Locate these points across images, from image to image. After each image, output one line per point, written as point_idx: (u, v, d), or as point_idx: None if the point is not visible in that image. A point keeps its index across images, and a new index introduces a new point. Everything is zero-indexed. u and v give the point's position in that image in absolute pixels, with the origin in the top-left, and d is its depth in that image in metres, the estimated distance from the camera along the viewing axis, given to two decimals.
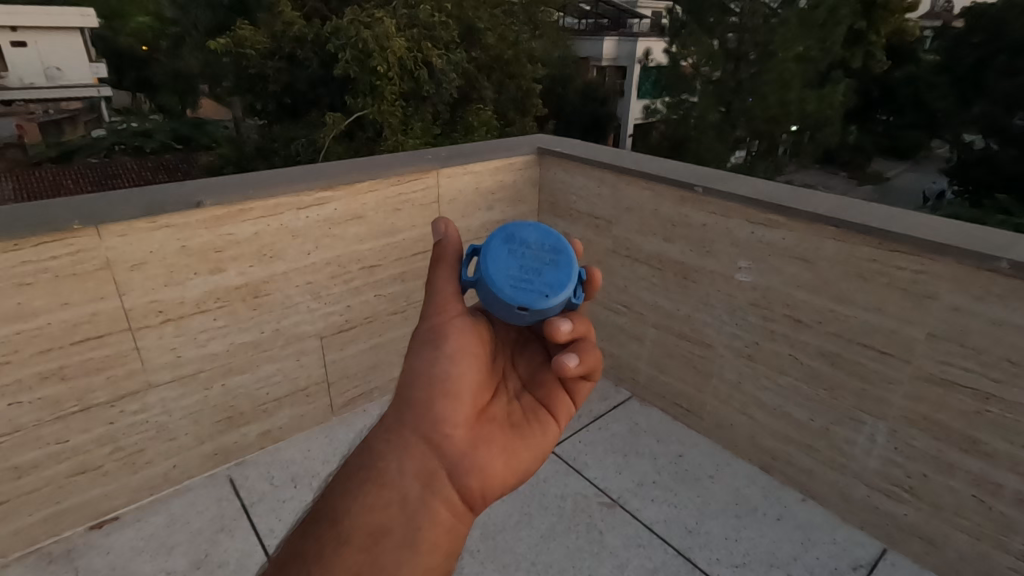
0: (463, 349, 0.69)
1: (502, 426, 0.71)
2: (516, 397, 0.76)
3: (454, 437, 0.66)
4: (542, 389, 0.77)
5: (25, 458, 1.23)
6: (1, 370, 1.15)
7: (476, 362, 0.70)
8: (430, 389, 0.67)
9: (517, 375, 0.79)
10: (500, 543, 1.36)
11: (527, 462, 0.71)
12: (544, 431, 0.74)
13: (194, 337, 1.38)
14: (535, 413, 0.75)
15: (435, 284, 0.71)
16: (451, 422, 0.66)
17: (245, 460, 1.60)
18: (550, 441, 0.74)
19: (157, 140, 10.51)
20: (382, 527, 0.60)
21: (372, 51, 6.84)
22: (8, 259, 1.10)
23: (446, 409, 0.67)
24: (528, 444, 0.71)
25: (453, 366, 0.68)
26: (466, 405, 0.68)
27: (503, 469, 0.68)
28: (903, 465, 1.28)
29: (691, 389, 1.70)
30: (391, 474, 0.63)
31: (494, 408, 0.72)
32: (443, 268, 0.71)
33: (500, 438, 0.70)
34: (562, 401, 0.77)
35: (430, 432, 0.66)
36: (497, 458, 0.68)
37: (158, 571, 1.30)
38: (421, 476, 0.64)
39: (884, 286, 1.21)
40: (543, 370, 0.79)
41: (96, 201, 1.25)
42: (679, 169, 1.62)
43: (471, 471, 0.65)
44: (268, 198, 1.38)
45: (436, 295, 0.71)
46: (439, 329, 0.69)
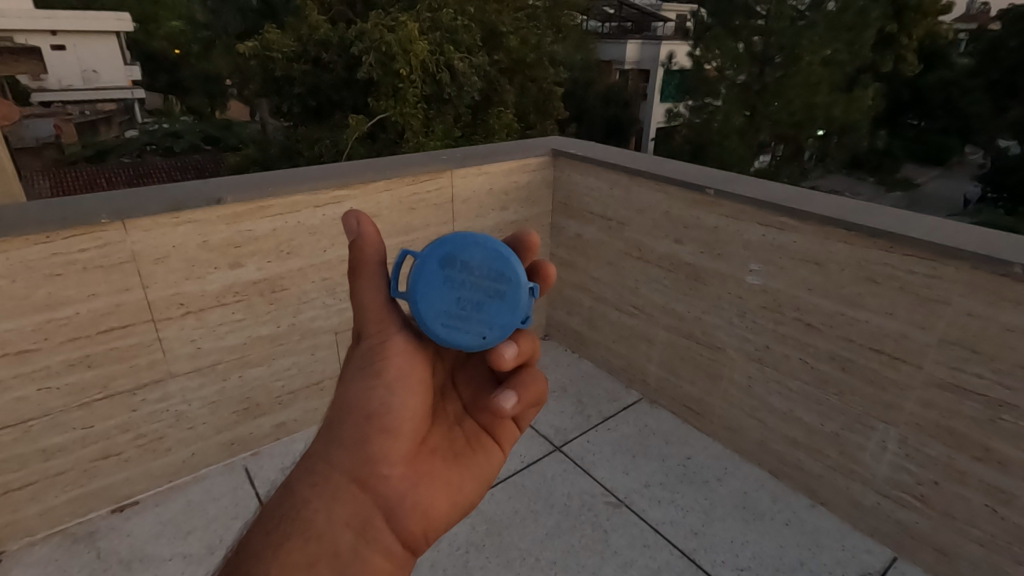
0: (402, 383, 0.70)
1: (442, 457, 0.75)
2: (456, 423, 0.81)
3: (393, 476, 0.69)
4: (484, 415, 0.82)
5: (52, 442, 1.29)
6: (32, 356, 1.21)
7: (417, 397, 0.71)
8: (370, 428, 0.68)
9: (459, 398, 0.82)
10: (506, 539, 1.38)
11: (468, 491, 0.76)
12: (485, 458, 0.80)
13: (213, 329, 1.43)
14: (476, 440, 0.80)
15: (370, 303, 0.69)
16: (389, 460, 0.68)
17: (260, 452, 1.64)
18: (491, 468, 0.80)
19: (187, 140, 10.96)
20: None
21: (395, 54, 6.97)
22: (41, 250, 1.16)
23: (383, 445, 0.68)
24: (469, 474, 0.77)
25: (394, 403, 0.69)
26: (404, 441, 0.70)
27: (445, 504, 0.73)
28: (914, 472, 1.26)
29: (700, 392, 1.70)
30: (321, 523, 0.63)
31: (433, 439, 0.76)
32: (376, 280, 0.69)
33: (440, 471, 0.74)
34: (505, 427, 0.83)
35: (367, 472, 0.67)
36: (436, 493, 0.72)
37: (175, 554, 1.35)
38: (357, 521, 0.65)
39: (895, 290, 1.20)
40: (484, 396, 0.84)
41: (124, 196, 1.30)
42: (689, 171, 1.63)
43: (410, 510, 0.69)
44: (287, 195, 1.42)
45: (371, 313, 0.70)
46: (378, 359, 0.70)
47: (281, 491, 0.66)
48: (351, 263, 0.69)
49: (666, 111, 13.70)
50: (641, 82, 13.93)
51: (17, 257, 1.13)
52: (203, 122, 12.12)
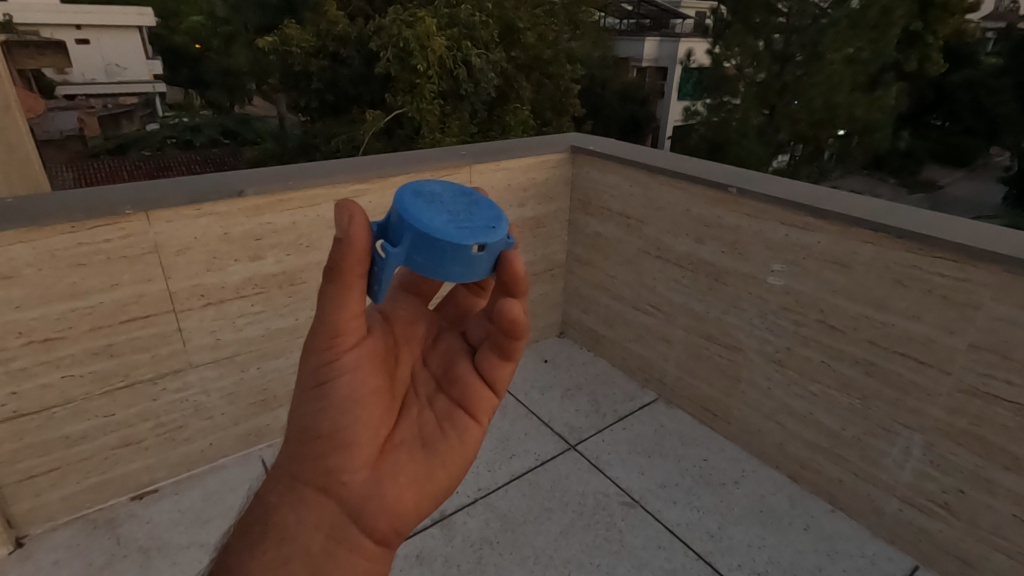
0: (353, 391, 0.60)
1: (411, 449, 0.66)
2: (427, 403, 0.70)
3: (356, 483, 0.60)
4: (457, 388, 0.71)
5: (75, 429, 1.31)
6: (57, 344, 1.23)
7: (371, 402, 0.61)
8: (319, 441, 0.59)
9: (429, 374, 0.72)
10: (521, 536, 1.38)
11: (443, 478, 0.67)
12: (462, 437, 0.69)
13: (233, 320, 1.44)
14: (450, 419, 0.70)
15: (325, 315, 0.57)
16: (346, 469, 0.60)
17: (276, 443, 1.65)
18: (471, 446, 0.70)
19: (207, 135, 11.18)
20: None
21: (413, 50, 7.00)
22: (67, 240, 1.17)
23: (336, 457, 0.59)
24: (442, 460, 0.67)
25: (342, 415, 0.60)
26: (361, 446, 0.61)
27: (417, 501, 0.64)
28: (938, 479, 1.23)
29: (717, 394, 1.68)
30: (287, 529, 0.58)
31: (402, 430, 0.66)
32: (347, 292, 0.55)
33: (408, 467, 0.64)
34: (482, 396, 0.70)
35: (326, 481, 0.59)
36: (406, 489, 0.63)
37: (193, 542, 1.36)
38: (326, 526, 0.59)
39: (924, 293, 1.17)
40: (456, 365, 0.72)
41: (148, 187, 1.32)
42: (711, 169, 1.60)
43: (378, 512, 0.61)
44: (308, 189, 1.43)
45: (322, 325, 0.57)
46: (325, 373, 0.59)
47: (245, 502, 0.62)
48: (325, 267, 0.53)
49: (684, 108, 13.56)
50: (659, 80, 13.80)
51: (42, 247, 1.15)
52: (222, 116, 12.25)
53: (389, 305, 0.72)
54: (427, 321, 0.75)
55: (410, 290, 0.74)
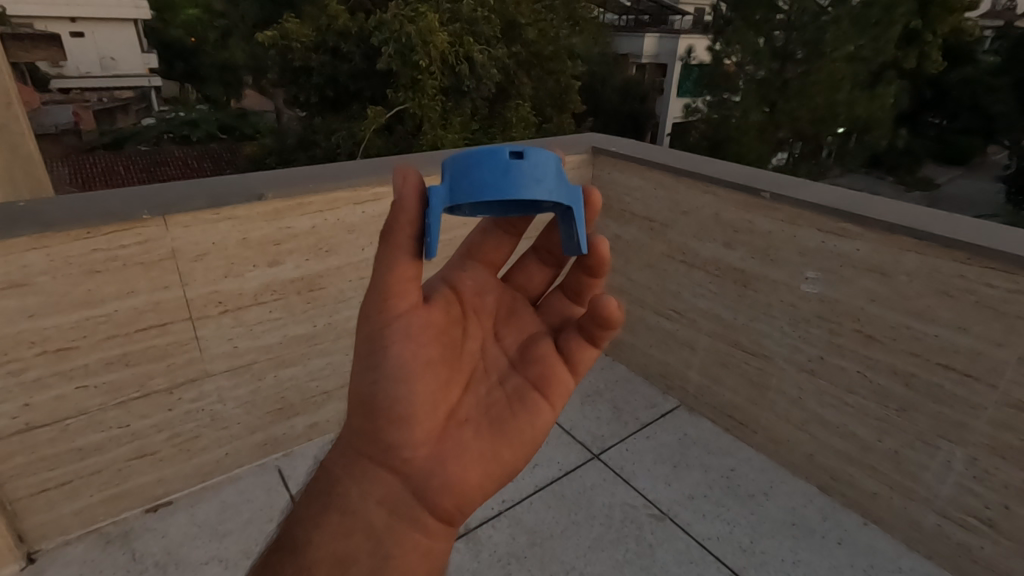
0: (409, 361, 0.61)
1: (476, 428, 0.65)
2: (496, 383, 0.69)
3: (420, 458, 0.61)
4: (533, 369, 0.70)
5: (89, 441, 1.27)
6: (71, 354, 1.18)
7: (428, 373, 0.62)
8: (380, 414, 0.60)
9: (499, 352, 0.72)
10: (548, 551, 1.34)
11: (509, 458, 0.66)
12: (530, 418, 0.67)
13: (250, 328, 1.39)
14: (521, 398, 0.69)
15: (376, 278, 0.58)
16: (409, 445, 0.61)
17: (293, 452, 1.61)
18: (542, 426, 0.68)
19: (204, 129, 11.08)
20: (349, 555, 0.58)
21: (415, 46, 6.90)
22: (81, 246, 1.12)
23: (398, 433, 0.61)
24: (509, 439, 0.66)
25: (401, 386, 0.60)
26: (423, 421, 0.61)
27: (482, 481, 0.64)
28: (980, 495, 1.20)
29: (743, 402, 1.64)
30: (353, 501, 0.60)
31: (466, 406, 0.66)
32: (394, 255, 0.56)
33: (474, 444, 0.64)
34: (560, 378, 0.70)
35: (389, 456, 0.61)
36: (470, 468, 0.63)
37: (211, 558, 1.32)
38: (388, 500, 0.61)
39: (971, 304, 1.14)
40: (537, 345, 0.72)
41: (164, 190, 1.27)
42: (741, 171, 1.57)
43: (441, 487, 0.61)
44: (328, 192, 1.38)
45: (376, 289, 0.58)
46: (381, 340, 0.60)
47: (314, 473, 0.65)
48: (378, 232, 0.56)
49: (683, 105, 13.49)
50: (658, 77, 13.73)
51: (57, 253, 1.10)
52: (217, 111, 12.14)
53: (458, 275, 0.73)
54: (500, 296, 0.76)
55: (478, 260, 0.75)
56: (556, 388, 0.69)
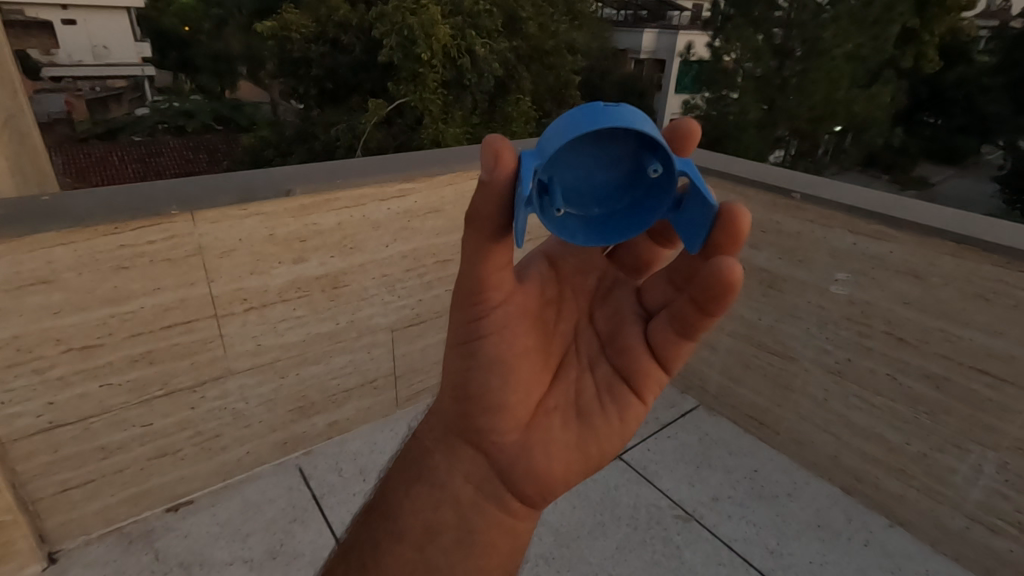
0: (505, 355, 0.61)
1: (565, 417, 0.65)
2: (587, 370, 0.67)
3: (507, 443, 0.64)
4: (624, 358, 0.67)
5: (112, 439, 1.24)
6: (96, 352, 1.15)
7: (523, 365, 0.62)
8: (473, 402, 0.63)
9: (594, 334, 0.69)
10: (576, 552, 1.34)
11: (596, 450, 0.66)
12: (617, 412, 0.66)
13: (274, 325, 1.37)
14: (610, 389, 0.66)
15: (470, 278, 0.57)
16: (497, 431, 0.63)
17: (313, 451, 1.59)
18: (632, 419, 0.67)
19: (199, 120, 10.96)
20: (436, 524, 0.66)
21: (417, 38, 6.83)
22: (108, 242, 1.10)
23: (488, 421, 0.63)
24: (594, 434, 0.65)
25: (494, 379, 0.62)
26: (514, 410, 0.63)
27: (565, 470, 0.65)
28: (1011, 499, 1.20)
29: (766, 403, 1.64)
30: (443, 475, 0.67)
31: (555, 395, 0.66)
32: (482, 245, 0.53)
33: (560, 435, 0.65)
34: (649, 375, 0.66)
35: (478, 437, 0.65)
36: (555, 456, 0.64)
37: (236, 558, 1.31)
38: (475, 479, 0.66)
39: (1008, 308, 1.13)
40: (628, 335, 0.68)
41: (190, 185, 1.25)
42: (770, 173, 1.56)
43: (524, 475, 0.64)
44: (355, 188, 1.36)
45: (468, 288, 0.57)
46: (472, 335, 0.60)
47: (413, 441, 0.72)
48: (464, 221, 0.52)
49: (683, 102, 13.48)
50: (657, 72, 13.69)
51: (84, 249, 1.08)
52: (213, 102, 12.02)
53: (560, 250, 0.70)
54: (600, 273, 0.72)
55: None
56: (648, 383, 0.66)
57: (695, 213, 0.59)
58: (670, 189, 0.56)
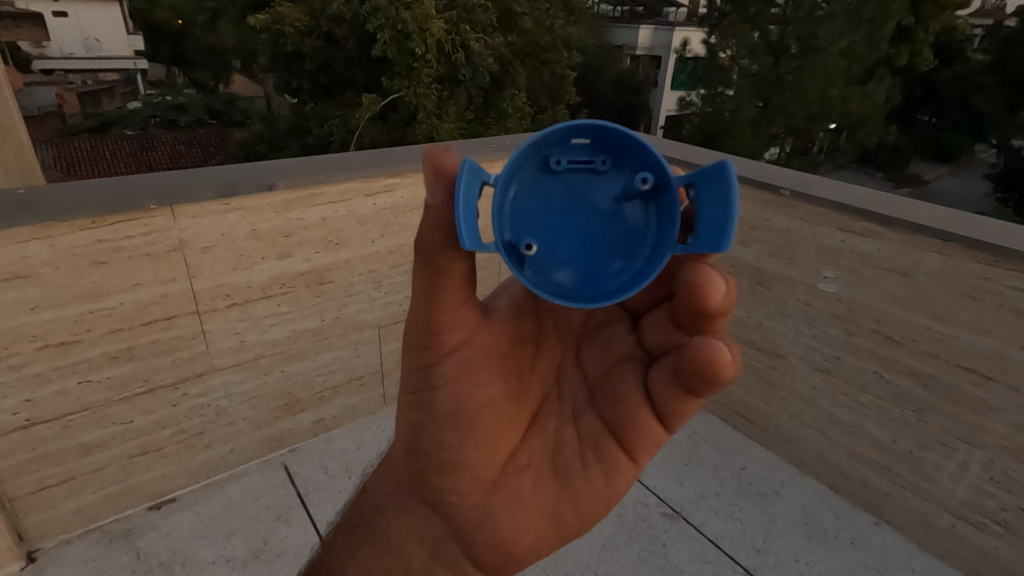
0: (461, 408, 0.61)
1: (537, 475, 0.63)
2: (566, 424, 0.65)
3: (466, 504, 0.62)
4: (609, 410, 0.63)
5: (92, 437, 1.23)
6: (74, 348, 1.13)
7: (484, 420, 0.61)
8: (431, 458, 0.62)
9: (578, 382, 0.66)
10: (561, 550, 1.33)
11: (573, 511, 0.63)
12: (598, 471, 0.63)
13: (258, 322, 1.35)
14: (594, 444, 0.64)
15: (421, 329, 0.58)
16: (456, 491, 0.62)
17: (299, 448, 1.58)
18: (611, 480, 0.64)
19: (192, 114, 10.84)
20: None
21: (411, 33, 6.80)
22: (86, 236, 1.08)
23: (446, 480, 0.62)
24: (569, 495, 0.63)
25: (450, 435, 0.61)
26: (476, 466, 0.62)
27: (533, 537, 0.63)
28: (996, 497, 1.20)
29: (754, 400, 1.63)
30: (394, 537, 0.66)
31: (527, 450, 0.64)
32: (444, 290, 0.56)
33: (529, 494, 0.63)
34: (643, 432, 0.62)
35: (434, 497, 0.63)
36: (520, 521, 0.62)
37: (218, 557, 1.29)
38: (431, 541, 0.65)
39: (994, 306, 1.13)
40: (621, 380, 0.64)
41: (171, 179, 1.23)
42: (760, 169, 1.55)
43: (484, 540, 0.62)
44: (339, 183, 1.34)
45: (419, 338, 0.59)
46: (430, 385, 0.61)
47: (366, 494, 0.71)
48: (415, 249, 0.55)
49: (678, 99, 13.43)
50: (652, 69, 13.66)
51: (60, 244, 1.06)
52: (206, 96, 11.90)
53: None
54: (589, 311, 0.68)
55: None
56: (636, 438, 0.62)
57: (714, 214, 0.54)
58: (674, 197, 0.55)
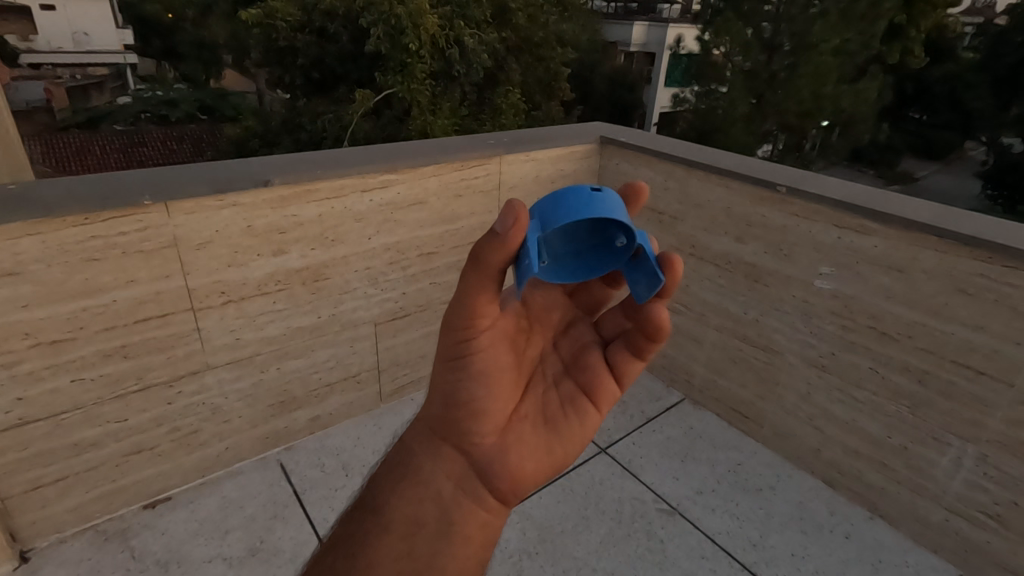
0: (486, 366, 0.60)
1: (534, 424, 0.65)
2: (553, 386, 0.68)
3: (485, 444, 0.62)
4: (586, 375, 0.68)
5: (85, 436, 1.21)
6: (67, 346, 1.12)
7: (500, 378, 0.62)
8: (456, 410, 0.61)
9: (558, 356, 0.70)
10: (560, 547, 1.33)
11: (562, 456, 0.65)
12: (583, 422, 0.67)
13: (253, 320, 1.34)
14: (574, 403, 0.67)
15: (457, 303, 0.54)
16: (476, 433, 0.62)
17: (295, 446, 1.57)
18: (591, 431, 0.67)
19: (183, 110, 10.76)
20: (416, 520, 0.63)
21: (405, 28, 6.72)
22: (78, 233, 1.06)
23: (469, 426, 0.62)
24: (563, 440, 0.65)
25: (477, 388, 0.61)
26: (494, 413, 0.62)
27: (538, 474, 0.64)
28: (990, 492, 1.21)
29: (750, 396, 1.64)
30: (426, 473, 0.64)
31: (527, 404, 0.65)
32: (476, 284, 0.52)
33: (533, 441, 0.64)
34: (606, 387, 0.67)
35: (457, 439, 0.63)
36: (528, 458, 0.63)
37: (215, 554, 1.29)
38: (456, 476, 0.64)
39: (990, 303, 1.14)
40: (589, 353, 0.70)
41: (165, 174, 1.21)
42: (755, 166, 1.55)
43: (500, 473, 0.62)
44: (335, 179, 1.33)
45: (454, 312, 0.55)
46: (462, 350, 0.59)
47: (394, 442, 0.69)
48: (467, 260, 0.50)
49: (672, 95, 13.48)
50: (646, 65, 13.69)
51: (53, 240, 1.04)
52: (197, 90, 11.82)
53: (529, 289, 0.71)
54: (562, 309, 0.74)
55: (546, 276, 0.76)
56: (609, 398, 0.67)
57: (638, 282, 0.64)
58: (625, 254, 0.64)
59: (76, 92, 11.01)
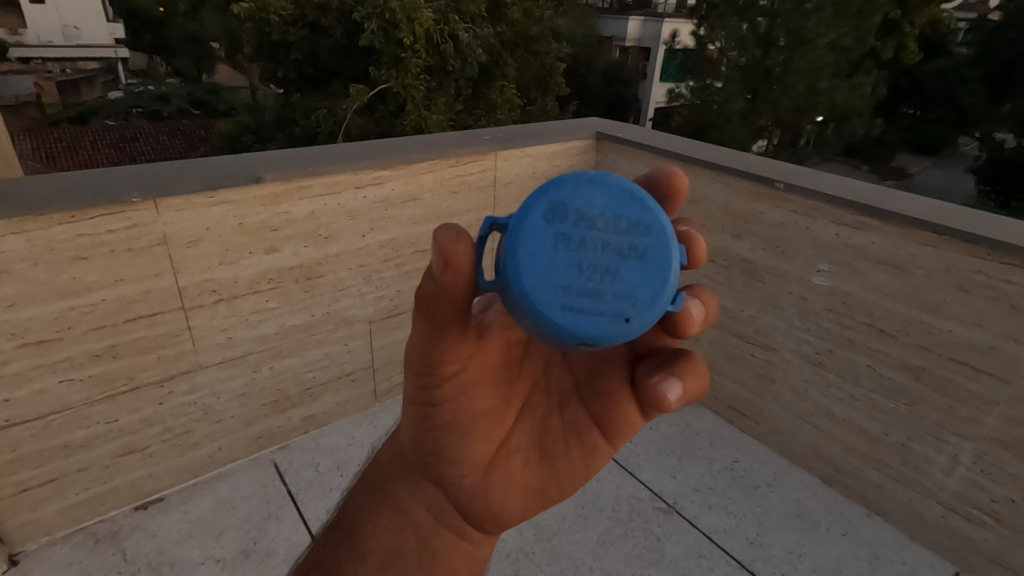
0: (462, 413, 0.57)
1: (525, 458, 0.61)
2: (554, 412, 0.62)
3: (465, 485, 0.60)
4: (598, 401, 0.61)
5: (73, 437, 1.19)
6: (54, 347, 1.10)
7: (480, 422, 0.58)
8: (434, 451, 0.59)
9: (566, 371, 0.64)
10: (556, 546, 1.32)
11: (557, 490, 0.62)
12: (586, 456, 0.61)
13: (245, 318, 1.32)
14: (576, 432, 0.61)
15: (421, 354, 0.53)
16: (456, 473, 0.60)
17: (289, 445, 1.55)
18: (595, 465, 0.62)
19: (175, 105, 10.66)
20: (396, 549, 0.62)
21: (400, 22, 6.64)
22: (65, 231, 1.04)
23: (446, 469, 0.60)
24: (558, 476, 0.61)
25: (451, 436, 0.58)
26: (475, 456, 0.59)
27: (522, 510, 0.62)
28: (987, 489, 1.21)
29: (747, 394, 1.63)
30: (402, 500, 0.63)
31: (518, 436, 0.61)
32: (442, 338, 0.51)
33: (522, 478, 0.61)
34: (626, 419, 0.60)
35: (437, 477, 0.61)
36: (511, 496, 0.61)
37: (207, 557, 1.27)
38: (435, 508, 0.62)
39: (989, 300, 1.13)
40: (605, 375, 0.61)
41: (153, 171, 1.19)
42: (753, 162, 1.54)
43: (482, 510, 0.61)
44: (329, 175, 1.31)
45: (414, 360, 0.54)
46: (429, 400, 0.56)
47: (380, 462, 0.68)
48: (414, 301, 0.49)
49: (667, 90, 13.47)
50: (641, 61, 13.66)
51: (38, 239, 1.02)
52: (189, 85, 11.71)
53: None
54: None
55: None
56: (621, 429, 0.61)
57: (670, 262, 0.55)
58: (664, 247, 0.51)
59: (67, 87, 10.94)
